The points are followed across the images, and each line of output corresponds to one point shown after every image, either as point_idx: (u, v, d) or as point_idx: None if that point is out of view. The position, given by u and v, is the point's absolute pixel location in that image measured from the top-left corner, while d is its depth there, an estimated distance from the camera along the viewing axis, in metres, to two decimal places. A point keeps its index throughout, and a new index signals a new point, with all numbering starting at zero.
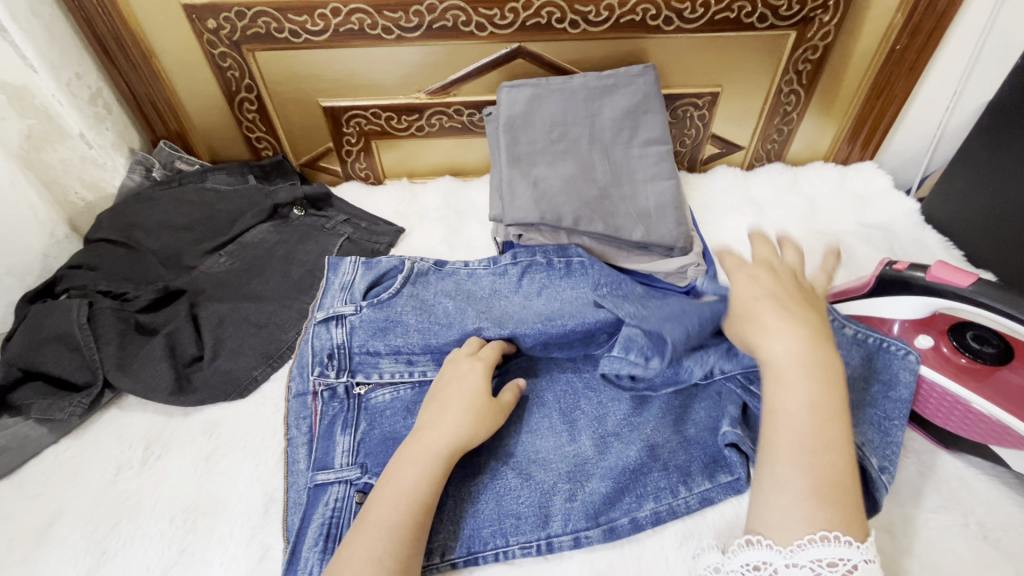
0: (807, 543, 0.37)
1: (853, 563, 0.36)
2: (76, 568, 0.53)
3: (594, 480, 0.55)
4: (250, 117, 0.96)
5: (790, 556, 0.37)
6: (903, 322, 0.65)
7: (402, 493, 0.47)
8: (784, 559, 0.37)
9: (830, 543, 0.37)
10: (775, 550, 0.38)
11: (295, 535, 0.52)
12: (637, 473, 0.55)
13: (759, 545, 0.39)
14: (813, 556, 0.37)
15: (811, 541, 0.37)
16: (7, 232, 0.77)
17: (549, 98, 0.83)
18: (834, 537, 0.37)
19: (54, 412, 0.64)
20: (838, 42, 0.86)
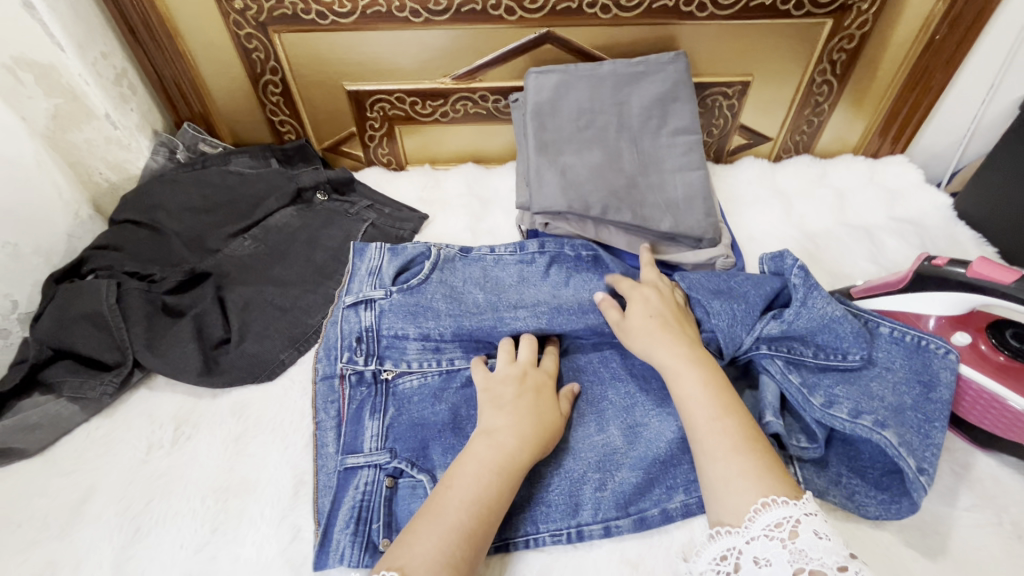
0: (755, 513, 0.42)
1: (796, 519, 0.41)
2: (110, 544, 0.54)
3: (624, 470, 0.55)
4: (273, 100, 0.95)
5: (745, 532, 0.42)
6: (939, 319, 0.63)
7: (466, 494, 0.47)
8: (743, 537, 0.42)
9: (770, 507, 0.42)
10: (735, 533, 0.42)
11: (326, 517, 0.53)
12: (667, 464, 0.55)
13: (720, 534, 0.43)
14: (764, 523, 0.41)
15: (757, 512, 0.42)
16: (35, 211, 0.77)
17: (576, 85, 0.82)
18: (774, 501, 0.42)
19: (85, 390, 0.65)
20: (875, 31, 0.84)
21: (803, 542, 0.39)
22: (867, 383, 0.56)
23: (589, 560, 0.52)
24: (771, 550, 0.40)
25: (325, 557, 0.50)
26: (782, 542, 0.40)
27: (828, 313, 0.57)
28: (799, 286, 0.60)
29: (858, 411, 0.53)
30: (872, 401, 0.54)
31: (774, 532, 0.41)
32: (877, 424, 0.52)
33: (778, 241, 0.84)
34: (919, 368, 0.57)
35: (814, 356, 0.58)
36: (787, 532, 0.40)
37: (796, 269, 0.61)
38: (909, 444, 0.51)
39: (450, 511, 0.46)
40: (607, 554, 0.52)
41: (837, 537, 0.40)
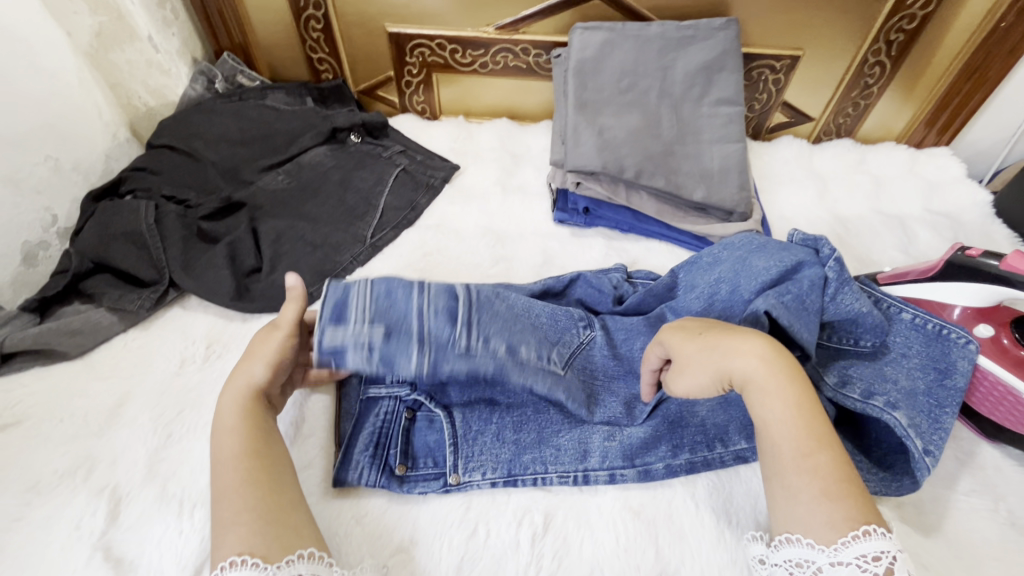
0: (849, 540, 0.39)
1: (892, 555, 0.38)
2: (143, 446, 0.57)
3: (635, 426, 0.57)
4: (314, 37, 0.95)
5: (831, 554, 0.39)
6: (964, 310, 0.64)
7: (230, 452, 0.47)
8: (826, 557, 0.39)
9: (870, 538, 0.38)
10: (817, 549, 0.40)
11: (348, 437, 0.56)
12: (672, 418, 0.57)
13: (794, 542, 0.41)
14: (857, 553, 0.38)
15: (853, 539, 0.39)
16: (77, 128, 0.79)
17: (621, 44, 0.80)
18: (872, 531, 0.39)
19: (124, 302, 0.68)
20: (938, 14, 0.81)
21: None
22: (882, 366, 0.57)
23: (593, 503, 0.54)
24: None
25: (343, 474, 0.54)
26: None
27: (853, 311, 0.55)
28: (830, 280, 0.56)
29: (870, 391, 0.54)
30: (885, 383, 0.55)
31: (869, 565, 0.38)
32: (887, 404, 0.53)
33: (809, 223, 0.83)
34: (937, 355, 0.57)
35: (829, 338, 0.59)
36: (882, 568, 0.38)
37: (830, 260, 0.56)
38: (917, 426, 0.52)
39: (228, 473, 0.46)
40: (612, 500, 0.54)
41: None
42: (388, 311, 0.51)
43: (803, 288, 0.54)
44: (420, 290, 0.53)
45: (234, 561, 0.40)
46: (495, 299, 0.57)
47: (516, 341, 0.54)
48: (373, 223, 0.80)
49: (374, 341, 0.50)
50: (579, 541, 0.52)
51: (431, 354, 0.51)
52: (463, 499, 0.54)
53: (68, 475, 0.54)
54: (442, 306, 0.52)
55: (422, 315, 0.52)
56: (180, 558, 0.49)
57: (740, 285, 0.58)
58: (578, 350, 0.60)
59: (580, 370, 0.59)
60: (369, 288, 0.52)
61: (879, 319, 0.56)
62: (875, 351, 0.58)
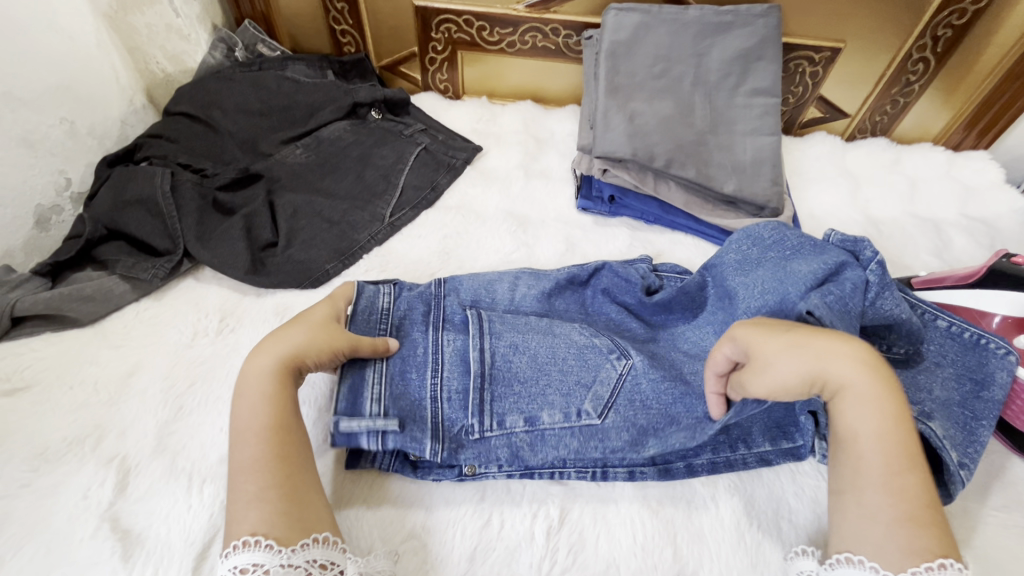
0: (922, 569, 0.38)
1: None
2: (154, 418, 0.56)
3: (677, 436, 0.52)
4: (338, 7, 0.92)
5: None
6: (1005, 318, 0.61)
7: (245, 426, 0.46)
8: None
9: (946, 571, 0.38)
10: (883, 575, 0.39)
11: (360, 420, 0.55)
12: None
13: (852, 563, 0.41)
14: None
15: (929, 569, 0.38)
16: (93, 91, 0.77)
17: (657, 28, 0.77)
18: (947, 564, 0.38)
19: (138, 271, 0.67)
20: (990, 10, 0.78)
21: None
22: (914, 375, 0.55)
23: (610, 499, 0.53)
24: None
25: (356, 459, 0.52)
26: None
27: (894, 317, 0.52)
28: (871, 283, 0.53)
29: (902, 398, 0.52)
30: (919, 392, 0.53)
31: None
32: (920, 413, 0.51)
33: (840, 223, 0.81)
34: (974, 365, 0.55)
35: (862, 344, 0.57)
36: None
37: (873, 263, 0.53)
38: (952, 438, 0.50)
39: (244, 448, 0.45)
40: (630, 497, 0.53)
41: None
42: (400, 396, 0.52)
43: (847, 292, 0.50)
44: (434, 374, 0.53)
45: (245, 541, 0.40)
46: (514, 354, 0.56)
47: (534, 410, 0.53)
48: (392, 202, 0.78)
49: (389, 430, 0.50)
50: (595, 537, 0.50)
51: (446, 445, 0.51)
52: (478, 489, 0.53)
53: (76, 443, 0.53)
54: (454, 393, 0.53)
55: (435, 402, 0.52)
56: (188, 533, 0.48)
57: (787, 289, 0.53)
58: (618, 385, 0.55)
59: (625, 408, 0.54)
60: (386, 370, 0.54)
61: (914, 325, 0.54)
62: (907, 359, 0.56)
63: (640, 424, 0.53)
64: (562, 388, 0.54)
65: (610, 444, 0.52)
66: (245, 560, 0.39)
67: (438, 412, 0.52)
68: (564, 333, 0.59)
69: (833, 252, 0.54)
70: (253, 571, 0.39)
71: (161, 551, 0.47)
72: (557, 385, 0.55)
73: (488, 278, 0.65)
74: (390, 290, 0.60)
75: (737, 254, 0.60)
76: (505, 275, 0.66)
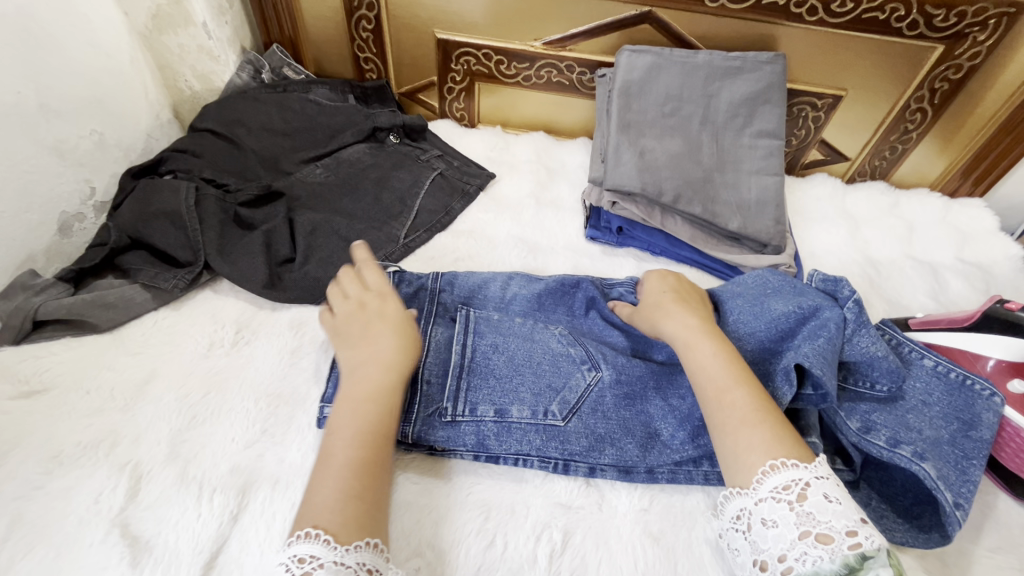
0: (763, 475, 0.44)
1: (805, 482, 0.42)
2: (168, 425, 0.57)
3: (634, 446, 0.56)
4: (363, 36, 0.96)
5: (755, 492, 0.44)
6: (999, 362, 0.62)
7: (348, 431, 0.48)
8: (753, 498, 0.44)
9: (779, 471, 0.43)
10: (744, 494, 0.44)
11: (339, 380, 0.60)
12: (656, 418, 0.58)
13: (733, 494, 0.45)
14: (772, 486, 0.43)
15: (765, 474, 0.43)
16: (124, 106, 0.80)
17: (668, 69, 0.81)
18: (783, 463, 0.43)
19: (160, 280, 0.69)
20: (984, 66, 0.81)
21: (812, 505, 0.41)
22: (902, 413, 0.56)
23: (610, 524, 0.54)
24: (778, 511, 0.42)
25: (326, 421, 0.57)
26: (790, 504, 0.42)
27: (870, 353, 0.56)
28: (848, 321, 0.57)
29: (896, 439, 0.54)
30: (909, 432, 0.54)
31: (782, 494, 0.42)
32: (914, 454, 0.52)
33: (838, 262, 0.83)
34: (962, 405, 0.57)
35: (845, 379, 0.59)
36: (795, 494, 0.42)
37: (849, 301, 0.58)
38: (946, 478, 0.51)
39: (338, 452, 0.46)
40: (630, 524, 0.54)
41: (847, 502, 0.42)
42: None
43: (830, 330, 0.55)
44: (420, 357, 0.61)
45: (307, 533, 0.41)
46: (494, 353, 0.61)
47: (506, 404, 0.58)
48: (407, 224, 0.81)
49: None
50: (597, 561, 0.51)
51: (417, 427, 0.56)
52: (482, 509, 0.53)
53: (91, 448, 0.54)
54: (434, 378, 0.59)
55: (416, 383, 0.59)
56: (196, 542, 0.49)
57: (765, 321, 0.59)
58: (585, 393, 0.59)
59: (589, 414, 0.58)
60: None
61: (893, 361, 0.56)
62: (891, 397, 0.57)
63: (598, 432, 0.57)
64: (534, 387, 0.59)
65: (569, 446, 0.56)
66: (305, 551, 0.40)
67: (414, 396, 0.58)
68: (543, 340, 0.63)
69: (813, 294, 0.60)
70: (309, 563, 0.39)
71: (169, 559, 0.48)
72: (530, 384, 0.59)
73: (482, 279, 0.70)
74: (389, 284, 0.67)
75: (722, 290, 0.66)
76: (497, 276, 0.71)
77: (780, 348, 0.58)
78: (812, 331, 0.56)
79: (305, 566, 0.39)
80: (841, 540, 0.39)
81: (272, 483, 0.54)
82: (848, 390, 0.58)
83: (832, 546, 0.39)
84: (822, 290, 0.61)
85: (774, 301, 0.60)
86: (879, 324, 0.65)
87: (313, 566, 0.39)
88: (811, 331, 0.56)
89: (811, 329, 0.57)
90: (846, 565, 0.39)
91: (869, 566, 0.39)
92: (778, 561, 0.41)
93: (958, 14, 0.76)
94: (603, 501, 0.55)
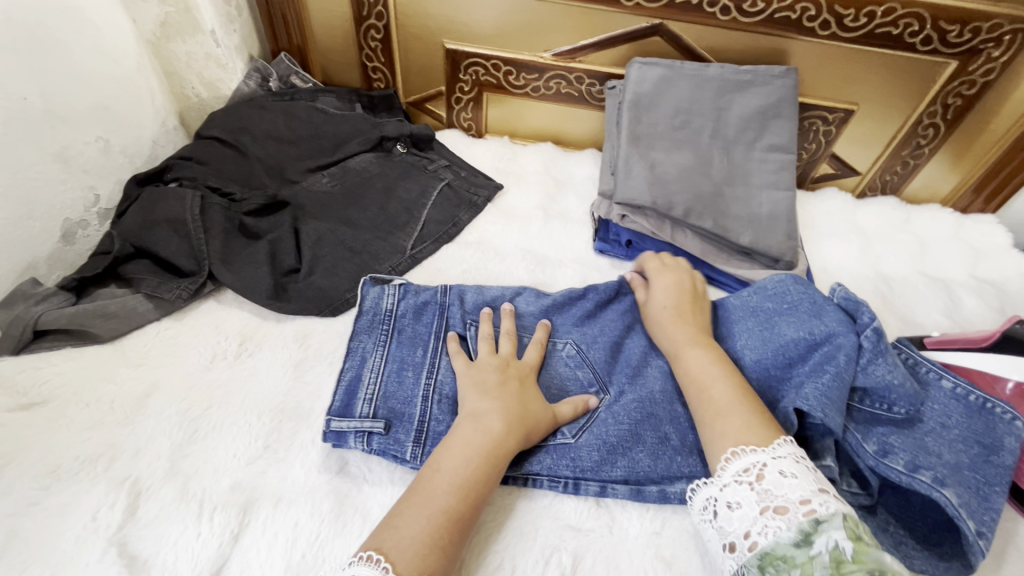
0: (728, 462, 0.47)
1: (762, 463, 0.46)
2: (169, 440, 0.56)
3: (645, 455, 0.56)
4: (372, 45, 0.95)
5: (719, 480, 0.47)
6: (1018, 385, 0.61)
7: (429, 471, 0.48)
8: (718, 484, 0.47)
9: (739, 456, 0.47)
10: (711, 483, 0.48)
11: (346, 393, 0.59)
12: (668, 429, 0.58)
13: (701, 486, 0.49)
14: (734, 470, 0.47)
15: (727, 460, 0.47)
16: (130, 113, 0.80)
17: (678, 82, 0.80)
18: (742, 450, 0.47)
19: (163, 291, 0.68)
20: (998, 82, 0.81)
21: (769, 482, 0.45)
22: (921, 437, 0.55)
23: (622, 548, 0.52)
24: (741, 493, 0.45)
25: (334, 439, 0.55)
26: (749, 484, 0.45)
27: (886, 381, 0.54)
28: (865, 349, 0.56)
29: (915, 464, 0.52)
30: (929, 456, 0.53)
31: (743, 477, 0.46)
32: (935, 480, 0.51)
33: (851, 278, 0.82)
34: (983, 429, 0.55)
35: (861, 400, 0.58)
36: (753, 475, 0.46)
37: (867, 329, 0.57)
38: (968, 505, 0.50)
39: (440, 495, 0.47)
40: (642, 549, 0.52)
41: (804, 476, 0.45)
42: (390, 397, 0.58)
43: (838, 362, 0.55)
44: (429, 374, 0.60)
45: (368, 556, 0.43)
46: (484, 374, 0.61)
47: None
48: (414, 235, 0.80)
49: (375, 431, 0.56)
50: None
51: (425, 447, 0.55)
52: (490, 532, 0.52)
53: (89, 462, 0.53)
54: (443, 397, 0.59)
55: (425, 400, 0.58)
56: (195, 562, 0.48)
57: (773, 350, 0.59)
58: (594, 413, 0.59)
59: (599, 428, 0.58)
60: (383, 367, 0.61)
61: (911, 387, 0.54)
62: (909, 419, 0.56)
63: (610, 441, 0.56)
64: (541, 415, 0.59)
65: (581, 462, 0.55)
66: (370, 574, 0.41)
67: (425, 411, 0.57)
68: (551, 364, 0.64)
69: (831, 316, 0.58)
70: None
71: None
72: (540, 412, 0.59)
73: (492, 293, 0.69)
74: (394, 293, 0.67)
75: (740, 301, 0.66)
76: (505, 291, 0.70)
77: (787, 375, 0.58)
78: (822, 362, 0.56)
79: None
80: (795, 509, 0.42)
81: (274, 501, 0.52)
82: (864, 414, 0.57)
83: (789, 516, 0.42)
84: (843, 309, 0.60)
85: (784, 326, 0.60)
86: (894, 342, 0.64)
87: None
88: (819, 362, 0.56)
89: (818, 360, 0.56)
90: (801, 531, 0.41)
91: (823, 529, 0.41)
92: (744, 539, 0.43)
93: (972, 30, 0.75)
94: (614, 524, 0.54)
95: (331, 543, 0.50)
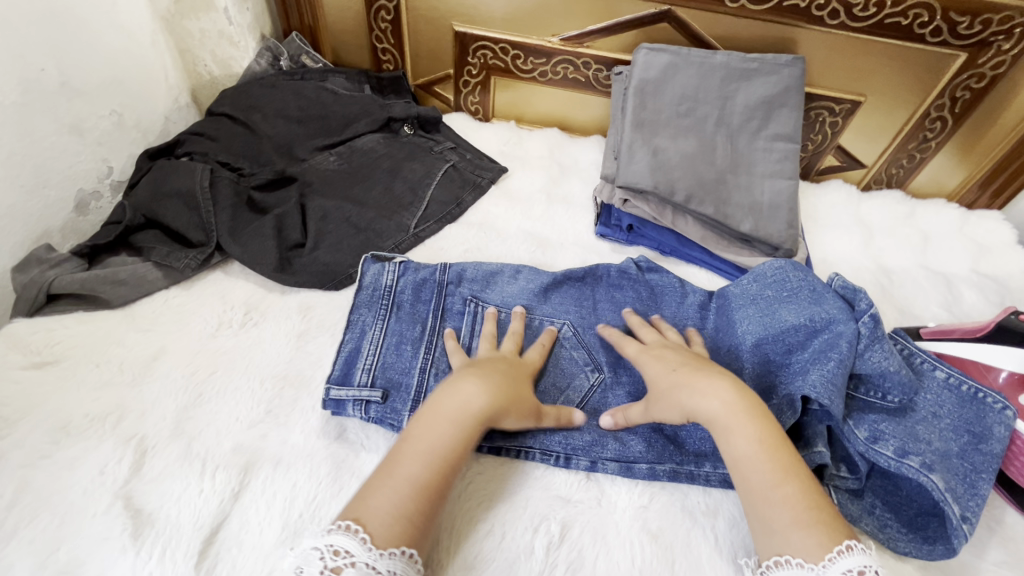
0: (835, 556, 0.41)
1: (874, 569, 0.41)
2: (174, 401, 0.58)
3: (637, 441, 0.58)
4: (382, 27, 0.96)
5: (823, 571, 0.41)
6: (1012, 374, 0.61)
7: (419, 444, 0.49)
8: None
9: (852, 553, 0.41)
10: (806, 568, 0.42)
11: (348, 362, 0.60)
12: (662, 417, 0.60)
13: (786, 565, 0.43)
14: (843, 568, 0.41)
15: (839, 554, 0.41)
16: (143, 88, 0.82)
17: (684, 69, 0.80)
18: (853, 547, 0.42)
19: (172, 259, 0.70)
20: (1008, 75, 0.80)
21: None
22: (912, 425, 0.55)
23: (610, 519, 0.53)
24: None
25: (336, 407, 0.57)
26: None
27: (882, 368, 0.55)
28: (862, 335, 0.57)
29: (904, 450, 0.53)
30: (918, 443, 0.53)
31: None
32: (922, 466, 0.52)
33: (851, 269, 0.82)
34: (973, 418, 0.56)
35: (855, 388, 0.58)
36: None
37: (865, 316, 0.57)
38: (954, 491, 0.51)
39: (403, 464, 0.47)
40: (629, 521, 0.53)
41: None
42: (388, 368, 0.60)
43: (840, 349, 0.55)
44: (427, 350, 0.62)
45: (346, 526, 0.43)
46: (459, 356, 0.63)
47: None
48: (418, 214, 0.81)
49: (373, 400, 0.57)
50: (594, 556, 0.50)
51: None
52: (479, 500, 0.53)
53: (98, 420, 0.55)
54: (441, 369, 0.60)
55: (423, 372, 0.60)
56: (197, 517, 0.49)
57: (771, 335, 0.60)
58: (589, 394, 0.61)
59: (594, 410, 0.60)
60: (381, 339, 0.62)
61: (906, 375, 0.55)
62: (902, 408, 0.56)
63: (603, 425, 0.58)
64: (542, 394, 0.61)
65: (573, 441, 0.57)
66: (342, 543, 0.42)
67: (422, 383, 0.59)
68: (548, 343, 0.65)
69: (830, 303, 0.59)
70: (342, 557, 0.42)
71: (171, 533, 0.48)
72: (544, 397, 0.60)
73: (492, 269, 0.71)
74: (393, 270, 0.68)
75: (740, 289, 0.66)
76: (505, 269, 0.72)
77: (786, 361, 0.58)
78: (823, 348, 0.56)
79: (340, 560, 0.41)
80: None
81: (273, 463, 0.54)
82: (858, 401, 0.57)
83: None
84: (841, 296, 0.61)
85: (785, 313, 0.60)
86: (890, 332, 0.64)
87: (347, 561, 0.42)
88: (821, 348, 0.56)
89: (820, 346, 0.57)
90: None
91: None
92: None
93: (983, 21, 0.75)
94: (603, 496, 0.55)
95: (327, 505, 0.52)
